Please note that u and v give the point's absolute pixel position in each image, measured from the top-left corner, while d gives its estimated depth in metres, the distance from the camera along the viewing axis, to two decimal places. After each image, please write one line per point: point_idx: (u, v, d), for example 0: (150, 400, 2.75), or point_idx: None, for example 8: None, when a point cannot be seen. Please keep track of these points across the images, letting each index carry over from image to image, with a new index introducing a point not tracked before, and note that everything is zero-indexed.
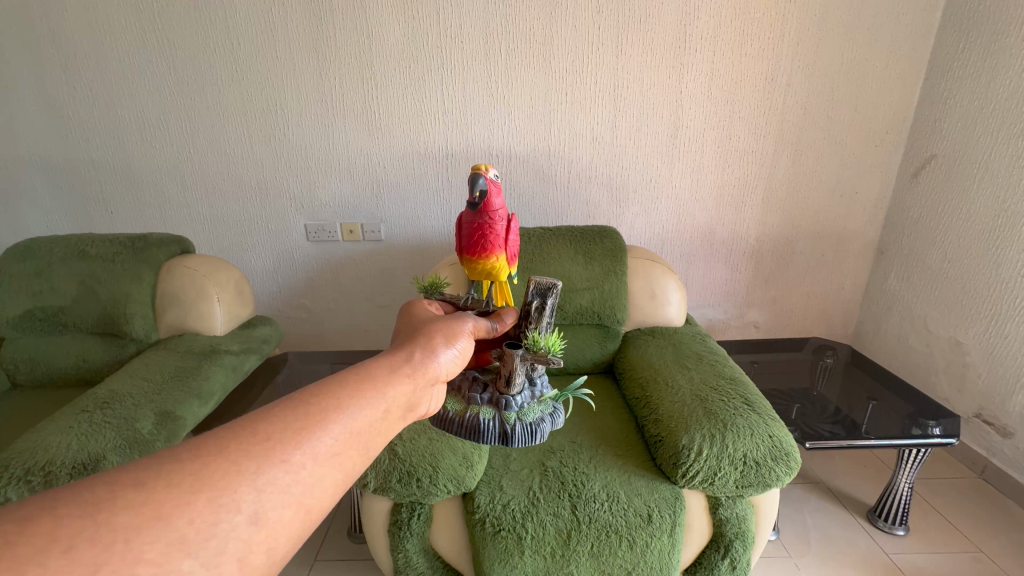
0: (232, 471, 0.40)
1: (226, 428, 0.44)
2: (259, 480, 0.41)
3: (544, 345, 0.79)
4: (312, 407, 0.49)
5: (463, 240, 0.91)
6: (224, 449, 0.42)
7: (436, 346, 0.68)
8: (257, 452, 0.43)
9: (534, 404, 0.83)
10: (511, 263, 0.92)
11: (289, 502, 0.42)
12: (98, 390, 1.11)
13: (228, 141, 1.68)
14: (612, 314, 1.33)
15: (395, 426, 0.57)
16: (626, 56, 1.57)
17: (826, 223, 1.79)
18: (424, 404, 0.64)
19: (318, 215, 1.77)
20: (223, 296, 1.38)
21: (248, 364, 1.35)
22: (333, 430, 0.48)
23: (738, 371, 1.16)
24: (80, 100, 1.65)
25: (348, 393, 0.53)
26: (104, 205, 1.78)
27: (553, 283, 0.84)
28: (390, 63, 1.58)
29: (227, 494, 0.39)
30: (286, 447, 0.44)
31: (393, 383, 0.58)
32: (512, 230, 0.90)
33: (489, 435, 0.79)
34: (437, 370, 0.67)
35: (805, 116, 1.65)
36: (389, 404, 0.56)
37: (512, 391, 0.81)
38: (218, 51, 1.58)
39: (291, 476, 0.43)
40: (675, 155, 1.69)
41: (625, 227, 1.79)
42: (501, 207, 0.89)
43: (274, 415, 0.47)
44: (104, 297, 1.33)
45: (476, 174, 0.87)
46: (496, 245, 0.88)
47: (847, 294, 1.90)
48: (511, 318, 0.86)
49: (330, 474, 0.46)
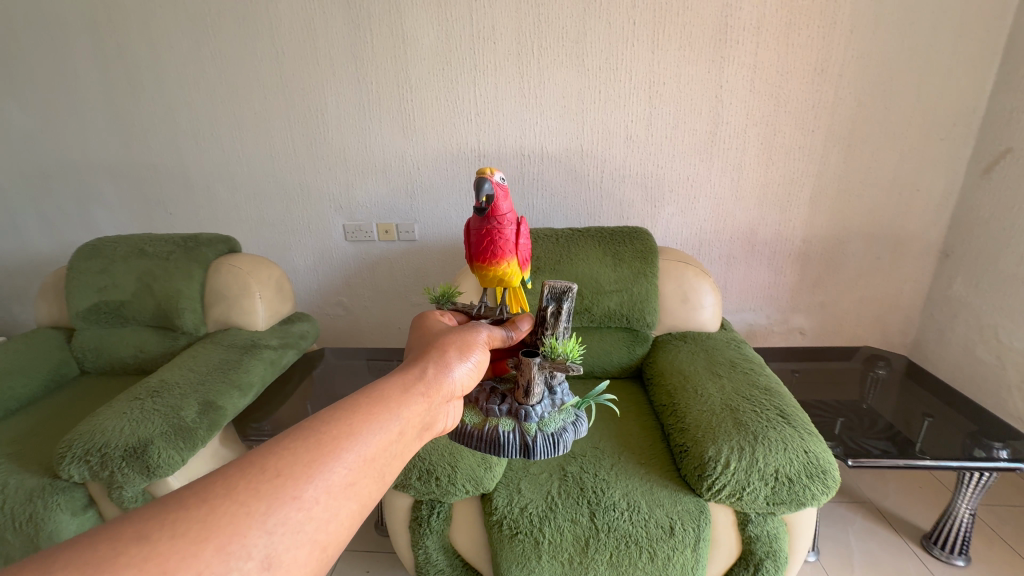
0: (242, 514, 0.44)
1: (232, 465, 0.48)
2: (270, 522, 0.45)
3: (562, 351, 0.80)
4: (324, 436, 0.53)
5: (473, 247, 0.92)
6: (233, 490, 0.45)
7: (450, 362, 0.73)
8: (266, 492, 0.46)
9: (555, 414, 0.84)
10: (522, 267, 0.93)
11: (302, 542, 0.46)
12: (149, 379, 1.20)
13: (274, 145, 1.77)
14: (640, 316, 1.29)
15: (412, 444, 0.62)
16: (662, 50, 1.53)
17: (882, 223, 1.67)
18: (440, 421, 0.69)
19: (355, 215, 1.83)
20: (264, 292, 1.45)
21: (287, 358, 1.42)
22: (346, 460, 0.53)
23: (774, 380, 1.10)
24: (143, 109, 1.78)
25: (362, 418, 0.58)
26: (164, 207, 1.92)
27: (568, 286, 0.85)
28: (423, 66, 1.61)
29: (237, 540, 0.42)
30: (298, 484, 0.48)
31: (408, 403, 0.63)
32: (522, 233, 0.92)
33: (510, 447, 0.81)
34: (452, 386, 0.72)
35: (858, 109, 1.54)
36: (405, 425, 0.61)
37: (532, 401, 0.83)
38: (265, 61, 1.67)
39: (304, 513, 0.47)
40: (713, 151, 1.62)
41: (661, 227, 1.74)
42: (509, 211, 0.89)
43: (284, 449, 0.51)
44: (159, 293, 1.42)
45: (481, 178, 0.86)
46: (506, 251, 0.89)
47: (905, 300, 1.76)
48: (526, 324, 0.90)
49: (344, 507, 0.50)
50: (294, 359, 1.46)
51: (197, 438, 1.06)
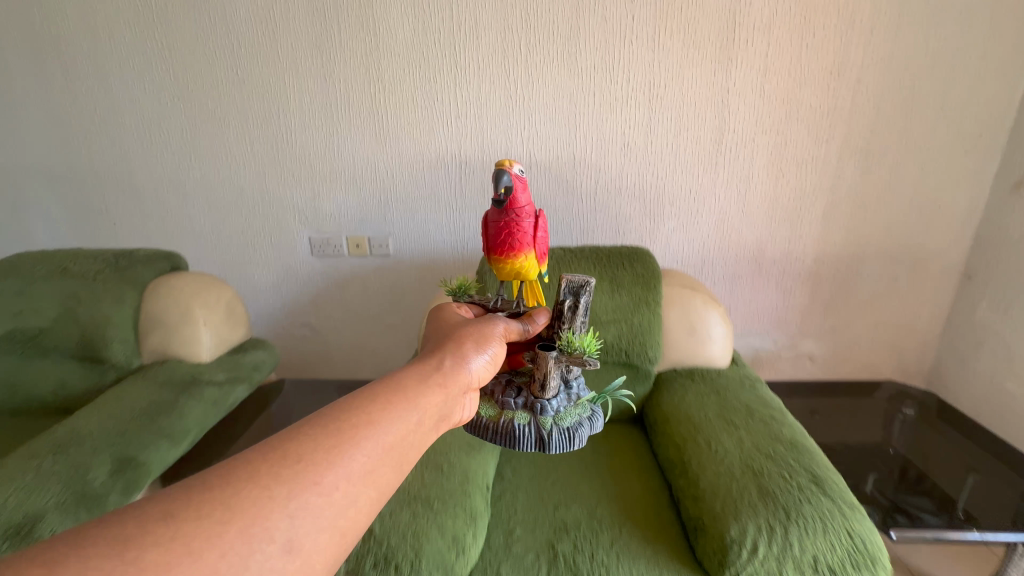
0: (264, 498, 0.43)
1: (257, 450, 0.48)
2: (291, 506, 0.44)
3: (579, 346, 0.77)
4: (345, 424, 0.53)
5: (490, 240, 0.86)
6: (257, 473, 0.45)
7: (465, 354, 0.71)
8: (288, 476, 0.46)
9: (571, 408, 0.80)
10: (539, 261, 0.87)
11: (321, 526, 0.45)
12: (56, 431, 1.00)
13: (230, 148, 1.58)
14: (642, 350, 1.12)
15: (429, 434, 0.61)
16: (664, 49, 1.37)
17: (899, 242, 1.53)
18: (457, 412, 0.68)
19: (323, 227, 1.65)
20: (210, 318, 1.27)
21: (235, 395, 1.22)
22: (365, 448, 0.52)
23: (799, 433, 0.94)
24: (81, 105, 1.58)
25: (382, 407, 0.57)
26: (107, 216, 1.71)
27: (587, 280, 0.80)
28: (398, 63, 1.44)
29: (259, 523, 0.42)
30: (318, 470, 0.47)
31: (425, 394, 0.62)
32: (540, 226, 0.85)
33: (524, 442, 0.76)
34: (468, 378, 0.70)
35: (876, 117, 1.40)
36: (422, 416, 0.59)
37: (547, 395, 0.78)
38: (219, 54, 1.48)
39: (323, 499, 0.46)
40: (719, 162, 1.47)
41: (660, 243, 1.58)
42: (527, 204, 0.85)
43: (306, 434, 0.50)
44: (83, 319, 1.22)
45: (500, 169, 0.83)
46: (523, 243, 0.83)
47: (923, 326, 1.62)
48: (543, 318, 0.84)
49: (362, 495, 0.49)
50: (244, 394, 1.26)
51: (107, 507, 0.87)
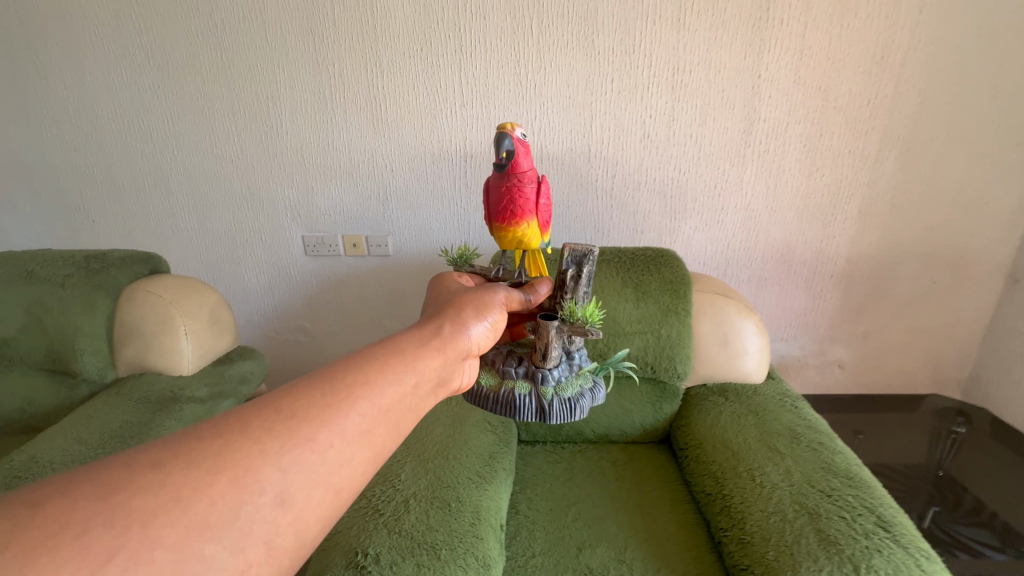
0: (256, 451, 0.38)
1: (253, 401, 0.42)
2: (284, 460, 0.38)
3: (581, 316, 0.68)
4: (337, 381, 0.45)
5: (491, 208, 0.76)
6: (247, 426, 0.39)
7: (467, 319, 0.61)
8: (281, 430, 0.39)
9: (573, 379, 0.71)
10: (544, 231, 0.77)
11: (316, 483, 0.39)
12: (16, 457, 0.90)
13: (216, 140, 1.46)
14: (669, 365, 1.00)
15: (427, 402, 0.52)
16: (689, 31, 1.25)
17: (941, 242, 1.41)
18: (457, 378, 0.58)
19: (317, 226, 1.53)
20: (191, 325, 1.15)
21: (220, 411, 1.11)
22: (361, 408, 0.44)
23: (854, 463, 0.83)
24: (53, 94, 1.46)
25: (376, 367, 0.49)
26: (85, 214, 1.59)
27: (591, 249, 0.70)
28: (397, 47, 1.32)
29: (250, 474, 0.36)
30: (312, 426, 0.41)
31: (422, 357, 0.53)
32: (544, 193, 0.75)
33: (525, 412, 0.69)
34: (469, 344, 0.60)
35: (921, 106, 1.28)
36: (420, 379, 0.51)
37: (549, 365, 0.70)
38: (201, 37, 1.35)
39: (318, 455, 0.40)
40: (746, 155, 1.36)
41: (681, 243, 1.46)
42: (531, 168, 0.75)
43: (298, 389, 0.44)
44: (51, 329, 1.11)
45: (502, 132, 0.72)
46: (525, 210, 0.73)
47: (964, 331, 1.50)
48: (545, 289, 0.74)
49: (359, 454, 0.43)
50: (231, 409, 1.15)
51: None
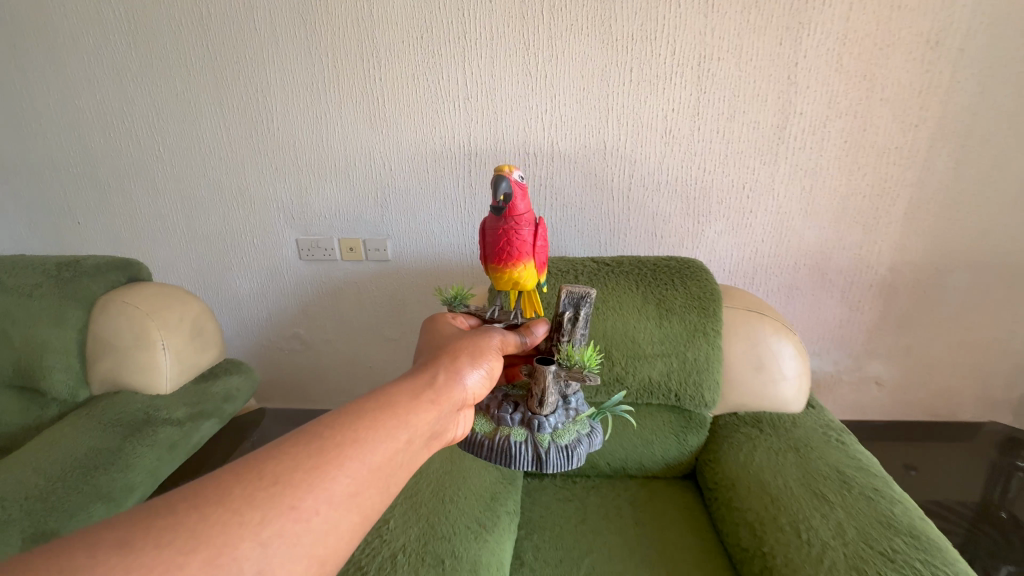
0: (235, 524, 0.37)
1: (233, 466, 0.41)
2: (264, 533, 0.37)
3: (579, 359, 0.63)
4: (325, 441, 0.44)
5: (486, 248, 0.69)
6: (226, 495, 0.38)
7: (461, 367, 0.58)
8: (261, 499, 0.39)
9: (571, 423, 0.63)
10: (541, 272, 0.70)
11: (298, 556, 0.38)
12: None
13: (203, 136, 1.36)
14: (695, 393, 0.89)
15: (419, 456, 0.50)
16: (719, 12, 1.12)
17: (996, 249, 1.27)
18: (452, 430, 0.56)
19: (312, 228, 1.43)
20: (169, 341, 1.05)
21: (199, 433, 1.02)
22: (348, 469, 0.43)
23: (916, 515, 0.71)
24: (33, 87, 1.37)
25: (366, 423, 0.47)
26: (69, 214, 1.50)
27: (588, 291, 0.66)
28: (395, 33, 1.20)
29: (226, 552, 0.35)
30: (296, 492, 0.40)
31: (415, 411, 0.51)
32: (542, 235, 0.68)
33: (520, 462, 0.60)
34: (465, 393, 0.57)
35: (981, 96, 1.14)
36: (412, 435, 0.49)
37: (546, 410, 0.62)
38: (185, 25, 1.25)
39: (301, 525, 0.39)
40: (780, 152, 1.22)
41: (704, 248, 1.34)
42: (528, 211, 0.66)
43: (283, 452, 0.42)
44: (18, 344, 1.03)
45: (498, 176, 0.65)
46: (522, 253, 0.66)
47: (1017, 347, 1.37)
48: (542, 328, 0.68)
49: (345, 519, 0.42)
50: (212, 430, 1.06)
51: None
